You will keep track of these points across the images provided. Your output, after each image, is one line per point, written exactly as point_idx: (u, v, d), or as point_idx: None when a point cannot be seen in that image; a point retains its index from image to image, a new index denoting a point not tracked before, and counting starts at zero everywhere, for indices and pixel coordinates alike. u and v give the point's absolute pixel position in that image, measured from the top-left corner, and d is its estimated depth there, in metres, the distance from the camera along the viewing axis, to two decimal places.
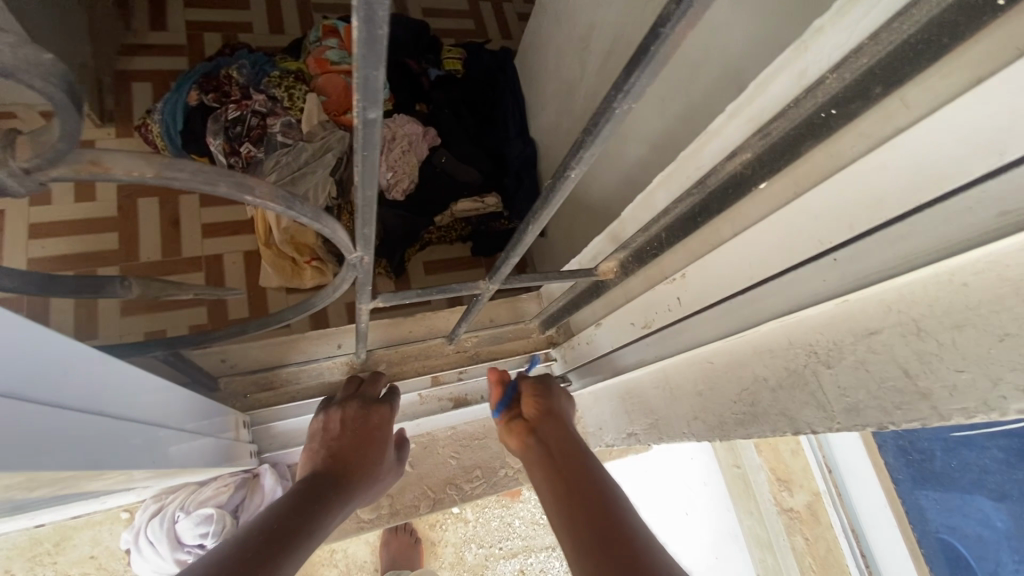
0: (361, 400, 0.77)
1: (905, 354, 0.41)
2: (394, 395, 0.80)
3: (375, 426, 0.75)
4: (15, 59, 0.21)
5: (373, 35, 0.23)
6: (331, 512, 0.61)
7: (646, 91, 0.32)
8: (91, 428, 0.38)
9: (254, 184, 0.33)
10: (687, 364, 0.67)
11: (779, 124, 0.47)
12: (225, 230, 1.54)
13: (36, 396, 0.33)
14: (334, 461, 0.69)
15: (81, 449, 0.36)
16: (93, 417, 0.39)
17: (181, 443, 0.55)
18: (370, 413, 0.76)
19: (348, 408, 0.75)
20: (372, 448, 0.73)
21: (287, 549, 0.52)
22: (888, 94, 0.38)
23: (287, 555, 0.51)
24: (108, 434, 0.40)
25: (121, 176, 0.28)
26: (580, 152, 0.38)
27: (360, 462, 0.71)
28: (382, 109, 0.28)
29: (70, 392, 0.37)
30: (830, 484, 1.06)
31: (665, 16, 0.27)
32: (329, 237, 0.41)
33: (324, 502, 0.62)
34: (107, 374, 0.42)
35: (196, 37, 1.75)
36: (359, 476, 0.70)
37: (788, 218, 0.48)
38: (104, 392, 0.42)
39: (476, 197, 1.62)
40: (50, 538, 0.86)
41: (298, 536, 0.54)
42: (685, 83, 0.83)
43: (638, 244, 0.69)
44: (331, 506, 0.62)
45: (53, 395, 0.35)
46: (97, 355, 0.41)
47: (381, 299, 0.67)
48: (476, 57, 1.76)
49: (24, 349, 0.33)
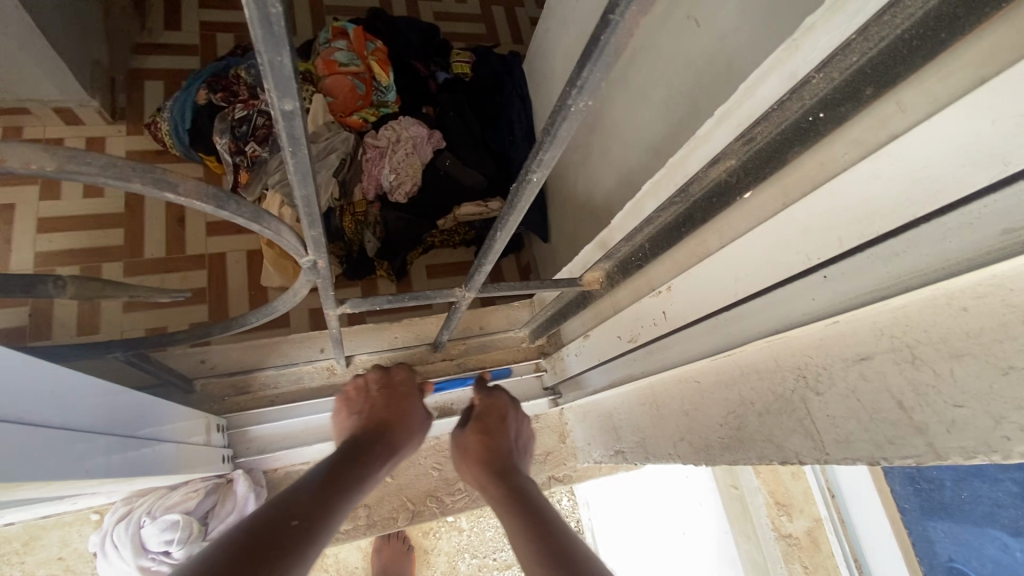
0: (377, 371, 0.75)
1: (899, 384, 0.37)
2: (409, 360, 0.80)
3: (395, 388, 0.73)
4: None
5: (266, 14, 0.20)
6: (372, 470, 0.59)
7: (602, 87, 0.29)
8: (36, 436, 0.37)
9: (178, 181, 0.30)
10: (674, 380, 0.63)
11: (764, 128, 0.44)
12: (229, 229, 1.54)
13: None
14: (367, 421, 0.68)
15: (24, 457, 0.35)
16: (26, 429, 0.36)
17: (132, 450, 0.51)
18: (393, 373, 0.75)
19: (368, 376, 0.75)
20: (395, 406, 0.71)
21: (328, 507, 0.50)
22: (881, 97, 0.35)
23: (326, 512, 0.50)
24: (43, 445, 0.37)
25: (19, 168, 0.26)
26: (539, 153, 0.35)
27: (393, 414, 0.69)
28: (298, 101, 0.25)
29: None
30: (833, 510, 1.02)
31: (613, 1, 0.24)
32: (274, 239, 0.38)
33: (366, 456, 0.60)
34: (39, 377, 0.39)
35: (207, 37, 1.76)
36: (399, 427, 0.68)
37: (775, 231, 0.44)
38: (47, 398, 0.39)
39: (479, 201, 1.59)
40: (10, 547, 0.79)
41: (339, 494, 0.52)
42: (686, 87, 0.80)
43: (623, 253, 0.66)
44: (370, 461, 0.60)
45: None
46: (25, 360, 0.37)
47: (348, 304, 0.62)
48: (484, 60, 1.73)
49: None
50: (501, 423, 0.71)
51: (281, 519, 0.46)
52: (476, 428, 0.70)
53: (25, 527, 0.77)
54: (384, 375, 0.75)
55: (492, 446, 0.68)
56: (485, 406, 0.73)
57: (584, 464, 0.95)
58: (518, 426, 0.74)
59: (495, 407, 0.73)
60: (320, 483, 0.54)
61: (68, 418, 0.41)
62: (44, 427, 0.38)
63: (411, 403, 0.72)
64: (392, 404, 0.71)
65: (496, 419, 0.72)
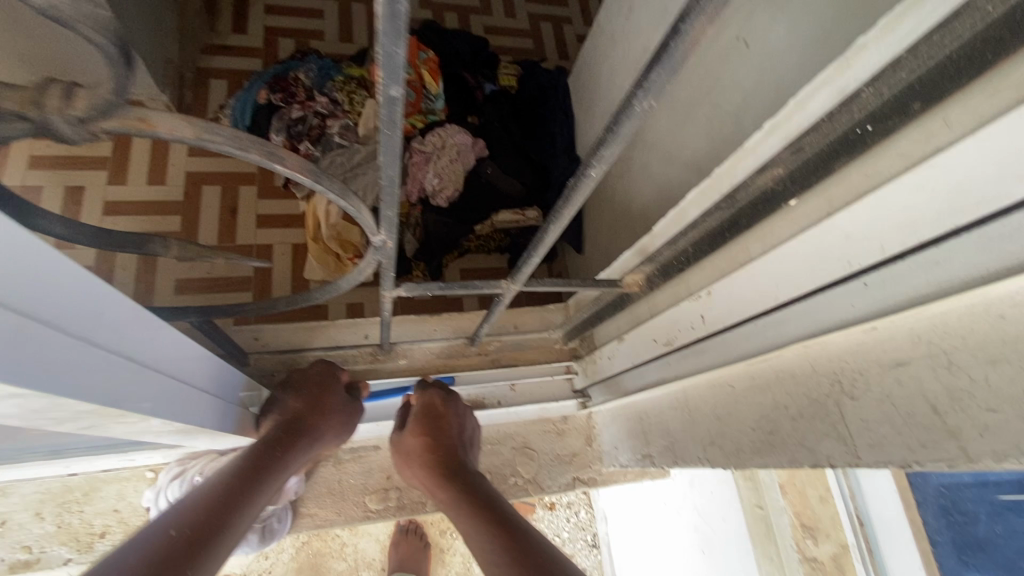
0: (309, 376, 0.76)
1: (935, 389, 0.38)
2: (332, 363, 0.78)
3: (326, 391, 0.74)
4: None
5: (394, 10, 0.24)
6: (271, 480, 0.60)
7: (667, 88, 0.32)
8: (136, 376, 0.41)
9: (285, 155, 0.35)
10: (707, 385, 0.65)
11: (815, 139, 0.46)
12: (278, 222, 1.63)
13: (92, 337, 0.35)
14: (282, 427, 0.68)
15: (119, 390, 0.38)
16: (127, 366, 0.40)
17: (206, 408, 0.55)
18: (310, 373, 0.75)
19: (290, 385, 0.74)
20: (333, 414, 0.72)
21: (218, 524, 0.50)
22: (928, 112, 0.37)
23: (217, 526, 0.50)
24: (139, 382, 0.41)
25: (163, 134, 0.30)
26: (601, 149, 0.38)
27: (309, 422, 0.70)
28: (404, 88, 0.29)
29: (109, 337, 0.38)
30: (860, 538, 0.99)
31: (686, 11, 0.27)
32: (355, 216, 0.43)
33: (269, 467, 0.60)
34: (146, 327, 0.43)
35: (271, 42, 1.88)
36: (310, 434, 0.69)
37: (818, 238, 0.46)
38: (151, 346, 0.44)
39: (518, 209, 1.63)
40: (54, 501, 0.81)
41: (227, 510, 0.52)
42: (730, 105, 0.82)
43: (665, 258, 0.69)
44: (272, 475, 0.60)
45: (106, 340, 0.37)
46: (139, 311, 0.42)
47: (404, 287, 0.67)
48: (530, 73, 1.79)
49: (72, 290, 0.33)
50: (440, 416, 0.73)
51: (165, 532, 0.47)
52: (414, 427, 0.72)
53: (86, 477, 0.82)
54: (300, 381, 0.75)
55: (434, 442, 0.69)
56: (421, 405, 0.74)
57: (610, 468, 0.97)
58: (462, 416, 0.75)
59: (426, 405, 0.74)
60: (237, 497, 0.54)
61: (163, 365, 0.45)
62: (143, 369, 0.42)
63: (327, 410, 0.72)
64: (330, 403, 0.73)
65: (436, 413, 0.73)
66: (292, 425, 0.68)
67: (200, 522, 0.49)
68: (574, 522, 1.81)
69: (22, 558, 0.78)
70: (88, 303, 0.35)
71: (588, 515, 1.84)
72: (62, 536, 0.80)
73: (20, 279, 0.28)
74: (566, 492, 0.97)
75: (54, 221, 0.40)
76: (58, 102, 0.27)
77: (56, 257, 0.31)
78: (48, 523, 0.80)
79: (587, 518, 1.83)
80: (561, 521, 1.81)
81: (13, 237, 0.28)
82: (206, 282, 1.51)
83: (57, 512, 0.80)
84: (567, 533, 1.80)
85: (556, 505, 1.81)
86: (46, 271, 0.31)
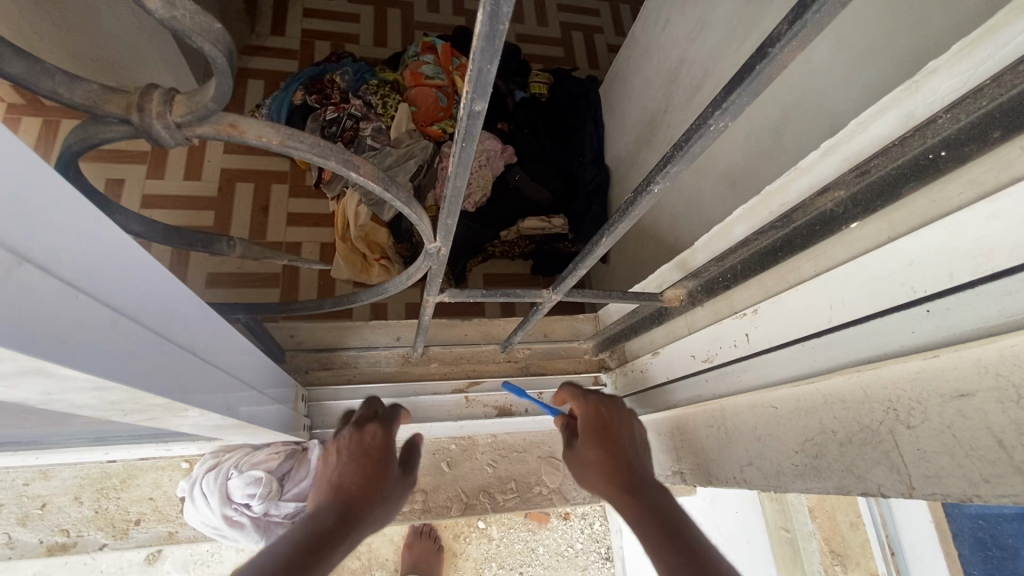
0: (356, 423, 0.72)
1: (1000, 423, 0.37)
2: (392, 413, 0.75)
3: (371, 432, 0.71)
4: (191, 22, 0.24)
5: (494, 30, 0.25)
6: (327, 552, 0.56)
7: (744, 110, 0.32)
8: (201, 371, 0.41)
9: (359, 163, 0.36)
10: (748, 405, 0.64)
11: (880, 162, 0.45)
12: (309, 220, 1.66)
13: (170, 335, 0.36)
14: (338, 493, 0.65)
15: (188, 386, 0.39)
16: (197, 363, 0.40)
17: (251, 402, 0.56)
18: (369, 431, 0.71)
19: (348, 434, 0.71)
20: (378, 464, 0.69)
21: None
22: (1006, 139, 0.36)
23: None
24: (203, 378, 0.42)
25: (252, 140, 0.32)
26: (667, 166, 0.38)
27: (367, 487, 0.66)
28: (488, 103, 0.30)
29: (184, 334, 0.38)
30: (892, 569, 0.95)
31: (775, 36, 0.27)
32: (415, 222, 0.44)
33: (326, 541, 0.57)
34: (210, 325, 0.44)
35: (310, 44, 1.91)
36: (366, 503, 0.65)
37: (879, 262, 0.45)
38: (212, 342, 0.44)
39: (544, 217, 1.62)
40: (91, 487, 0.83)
41: None
42: (771, 122, 0.81)
43: (710, 274, 0.68)
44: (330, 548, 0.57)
45: (181, 337, 0.38)
46: (204, 310, 0.42)
47: (447, 295, 0.69)
48: (562, 82, 1.80)
49: (159, 288, 0.34)
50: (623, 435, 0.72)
51: None
52: (593, 438, 0.70)
53: (125, 465, 0.84)
54: (359, 433, 0.71)
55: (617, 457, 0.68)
56: (601, 415, 0.73)
57: None
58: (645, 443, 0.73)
59: (603, 417, 0.73)
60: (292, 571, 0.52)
61: (220, 361, 0.46)
62: (206, 365, 0.42)
63: (387, 475, 0.69)
64: (388, 472, 0.69)
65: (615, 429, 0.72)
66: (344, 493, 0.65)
67: None
68: (588, 534, 1.80)
69: (60, 541, 0.81)
70: (169, 301, 0.36)
71: (603, 527, 1.82)
72: (99, 521, 0.82)
73: (117, 277, 0.29)
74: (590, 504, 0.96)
75: (130, 217, 0.41)
76: (159, 107, 0.28)
77: (141, 254, 0.32)
78: (86, 508, 0.82)
79: (602, 531, 1.81)
80: (576, 532, 1.79)
81: (114, 236, 0.28)
82: (237, 277, 1.54)
83: (95, 498, 0.82)
84: (581, 545, 1.78)
85: (571, 516, 1.79)
86: (139, 272, 0.31)
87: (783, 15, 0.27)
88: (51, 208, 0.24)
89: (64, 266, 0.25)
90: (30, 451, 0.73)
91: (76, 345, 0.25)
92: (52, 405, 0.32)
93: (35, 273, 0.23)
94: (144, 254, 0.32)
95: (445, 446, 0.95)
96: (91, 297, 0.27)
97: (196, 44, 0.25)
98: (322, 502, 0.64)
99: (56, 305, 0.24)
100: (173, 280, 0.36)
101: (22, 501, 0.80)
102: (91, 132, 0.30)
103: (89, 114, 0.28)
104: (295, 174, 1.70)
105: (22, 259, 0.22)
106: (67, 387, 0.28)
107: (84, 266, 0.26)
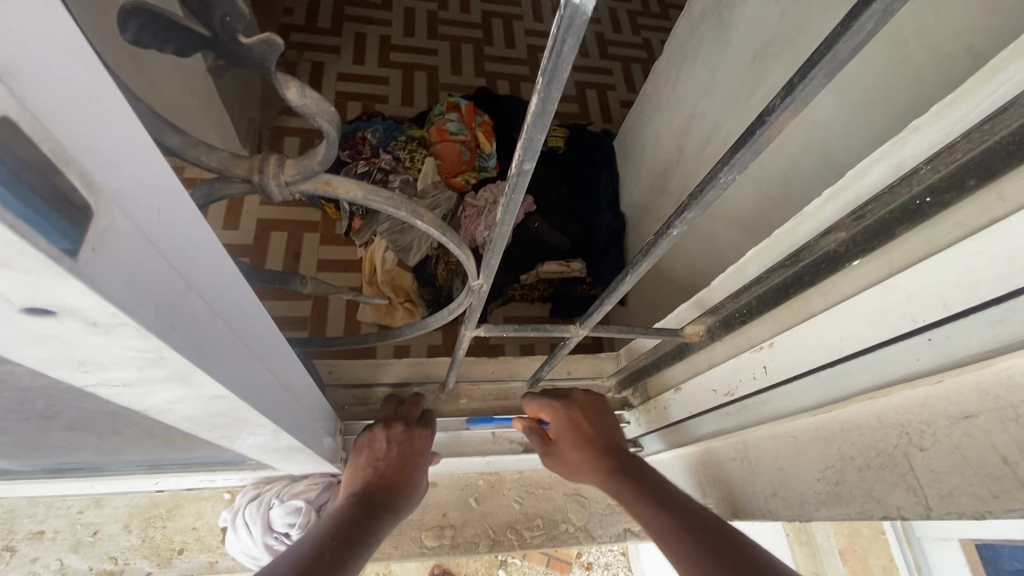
0: (404, 421, 0.85)
1: (1004, 442, 0.40)
2: (429, 417, 0.89)
3: (419, 434, 0.84)
4: (316, 107, 0.31)
5: (544, 108, 0.32)
6: (381, 526, 0.70)
7: (748, 165, 0.38)
8: (281, 398, 0.48)
9: (422, 213, 0.43)
10: (770, 436, 0.66)
11: (875, 207, 0.51)
12: (338, 265, 1.75)
13: (267, 364, 0.43)
14: (379, 482, 0.77)
15: (272, 409, 0.45)
16: (279, 390, 0.47)
17: (308, 430, 0.62)
18: (415, 436, 0.83)
19: (393, 429, 0.83)
20: (417, 463, 0.82)
21: (346, 562, 0.60)
22: (983, 187, 0.42)
23: (347, 558, 0.60)
24: (282, 404, 0.48)
25: (341, 193, 0.38)
26: (684, 213, 0.44)
27: (405, 476, 0.79)
28: (534, 163, 0.37)
29: (275, 363, 0.45)
30: None
31: (771, 107, 0.34)
32: (463, 261, 0.51)
33: (377, 518, 0.70)
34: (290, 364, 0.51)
35: (343, 105, 2.08)
36: (404, 491, 0.78)
37: (884, 296, 0.49)
38: (291, 373, 0.51)
39: (563, 261, 1.68)
40: (131, 524, 0.86)
41: (354, 552, 0.62)
42: (779, 171, 0.88)
43: (727, 310, 0.73)
44: (380, 521, 0.70)
45: (274, 366, 0.45)
46: (288, 351, 0.49)
47: (481, 328, 0.74)
48: (579, 135, 1.91)
49: (264, 327, 0.41)
50: (598, 428, 0.85)
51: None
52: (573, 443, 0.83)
53: (172, 495, 0.88)
54: (407, 433, 0.84)
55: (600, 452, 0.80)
56: (573, 415, 0.85)
57: None
58: (612, 418, 0.87)
59: (575, 418, 0.85)
60: (357, 536, 0.65)
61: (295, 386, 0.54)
62: (285, 393, 0.49)
63: (421, 471, 0.82)
64: (421, 467, 0.82)
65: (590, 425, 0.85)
66: (386, 485, 0.77)
67: (331, 555, 0.59)
68: None
69: (107, 568, 0.84)
70: (268, 338, 0.42)
71: None
72: (144, 550, 0.85)
73: (240, 313, 0.35)
74: (616, 543, 0.97)
75: None
76: (275, 168, 0.35)
77: (257, 306, 0.38)
78: (134, 536, 0.86)
79: None
80: None
81: (244, 287, 0.35)
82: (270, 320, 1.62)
83: (143, 526, 0.86)
84: None
85: (594, 565, 1.76)
86: (254, 319, 0.38)
87: (776, 93, 0.33)
88: (213, 260, 0.30)
89: (213, 298, 0.31)
90: (90, 477, 0.78)
91: (212, 358, 0.31)
92: (168, 416, 0.39)
93: (194, 298, 0.29)
94: (258, 306, 0.38)
95: (472, 481, 0.97)
96: (225, 326, 0.33)
97: (317, 122, 0.31)
98: (364, 486, 0.76)
99: (205, 327, 0.30)
100: (271, 326, 0.43)
101: (76, 528, 0.85)
102: (215, 189, 0.37)
103: (220, 175, 0.35)
104: (326, 223, 1.81)
105: (192, 287, 0.28)
106: (192, 398, 0.34)
107: (223, 301, 0.32)
